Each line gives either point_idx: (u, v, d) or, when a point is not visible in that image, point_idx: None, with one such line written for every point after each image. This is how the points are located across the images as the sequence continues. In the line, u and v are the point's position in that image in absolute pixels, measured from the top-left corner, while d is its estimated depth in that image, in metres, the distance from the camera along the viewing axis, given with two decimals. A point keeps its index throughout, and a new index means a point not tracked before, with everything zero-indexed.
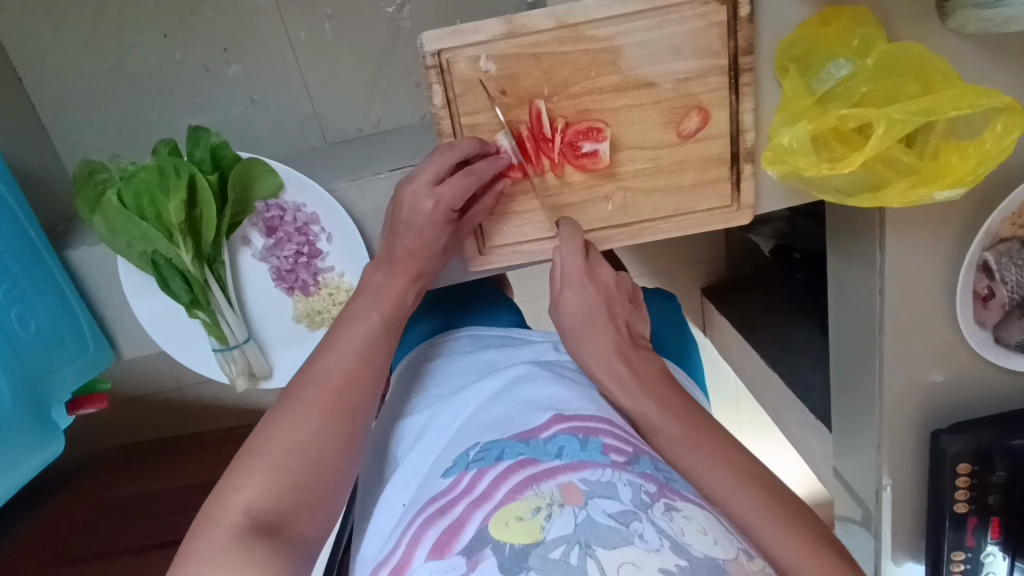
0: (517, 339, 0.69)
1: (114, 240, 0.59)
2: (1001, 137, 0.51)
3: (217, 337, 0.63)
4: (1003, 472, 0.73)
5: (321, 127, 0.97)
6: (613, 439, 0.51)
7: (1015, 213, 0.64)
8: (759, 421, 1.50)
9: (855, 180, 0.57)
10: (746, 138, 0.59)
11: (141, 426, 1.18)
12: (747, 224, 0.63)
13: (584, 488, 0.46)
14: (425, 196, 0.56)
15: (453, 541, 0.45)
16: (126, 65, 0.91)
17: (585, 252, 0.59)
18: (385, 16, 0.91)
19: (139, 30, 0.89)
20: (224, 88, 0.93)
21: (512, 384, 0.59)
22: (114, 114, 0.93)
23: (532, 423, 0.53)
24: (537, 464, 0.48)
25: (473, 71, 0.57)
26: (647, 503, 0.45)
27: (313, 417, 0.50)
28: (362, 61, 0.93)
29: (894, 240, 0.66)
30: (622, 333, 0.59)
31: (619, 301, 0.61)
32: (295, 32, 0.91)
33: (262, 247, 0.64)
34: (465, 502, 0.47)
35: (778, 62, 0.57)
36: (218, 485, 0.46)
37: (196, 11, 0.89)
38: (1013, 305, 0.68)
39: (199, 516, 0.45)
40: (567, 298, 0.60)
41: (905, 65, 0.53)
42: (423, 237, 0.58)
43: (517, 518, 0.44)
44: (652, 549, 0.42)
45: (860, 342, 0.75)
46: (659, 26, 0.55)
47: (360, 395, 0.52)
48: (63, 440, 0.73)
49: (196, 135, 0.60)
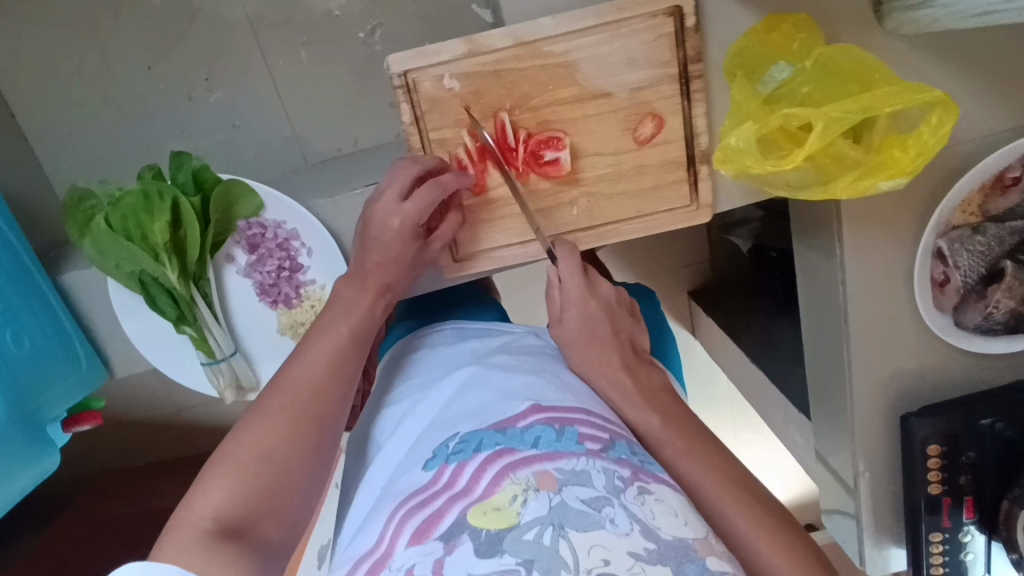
0: (497, 331, 0.71)
1: (104, 262, 0.62)
2: (937, 129, 0.55)
3: (205, 351, 0.66)
4: (971, 452, 0.75)
5: (302, 149, 1.00)
6: (589, 427, 0.54)
7: (965, 202, 0.67)
8: (752, 423, 1.47)
9: (805, 175, 0.61)
10: (700, 141, 0.63)
11: (136, 449, 1.20)
12: (708, 222, 0.67)
13: (559, 474, 0.48)
14: (391, 212, 0.60)
15: (432, 529, 0.47)
16: (113, 97, 0.94)
17: (584, 272, 0.64)
18: (357, 42, 0.95)
19: (123, 62, 0.93)
20: (207, 114, 0.97)
21: (490, 376, 0.60)
22: (103, 144, 0.97)
23: (508, 413, 0.55)
24: (513, 452, 0.50)
25: (438, 89, 0.60)
26: (620, 488, 0.47)
27: (280, 424, 0.51)
28: (339, 84, 0.97)
29: (851, 231, 0.69)
30: (625, 347, 0.64)
31: (618, 314, 0.66)
32: (273, 60, 0.95)
33: (245, 264, 0.67)
34: (445, 495, 0.49)
35: (726, 68, 0.60)
36: (186, 491, 0.48)
37: (177, 43, 0.93)
38: (968, 289, 0.70)
39: (167, 523, 0.46)
40: (568, 318, 0.65)
41: (845, 65, 0.56)
42: (391, 250, 0.61)
43: (494, 508, 0.46)
44: (622, 533, 0.43)
45: (830, 333, 0.77)
46: (611, 40, 0.59)
47: (329, 405, 0.53)
48: (58, 457, 0.75)
49: (179, 160, 0.63)
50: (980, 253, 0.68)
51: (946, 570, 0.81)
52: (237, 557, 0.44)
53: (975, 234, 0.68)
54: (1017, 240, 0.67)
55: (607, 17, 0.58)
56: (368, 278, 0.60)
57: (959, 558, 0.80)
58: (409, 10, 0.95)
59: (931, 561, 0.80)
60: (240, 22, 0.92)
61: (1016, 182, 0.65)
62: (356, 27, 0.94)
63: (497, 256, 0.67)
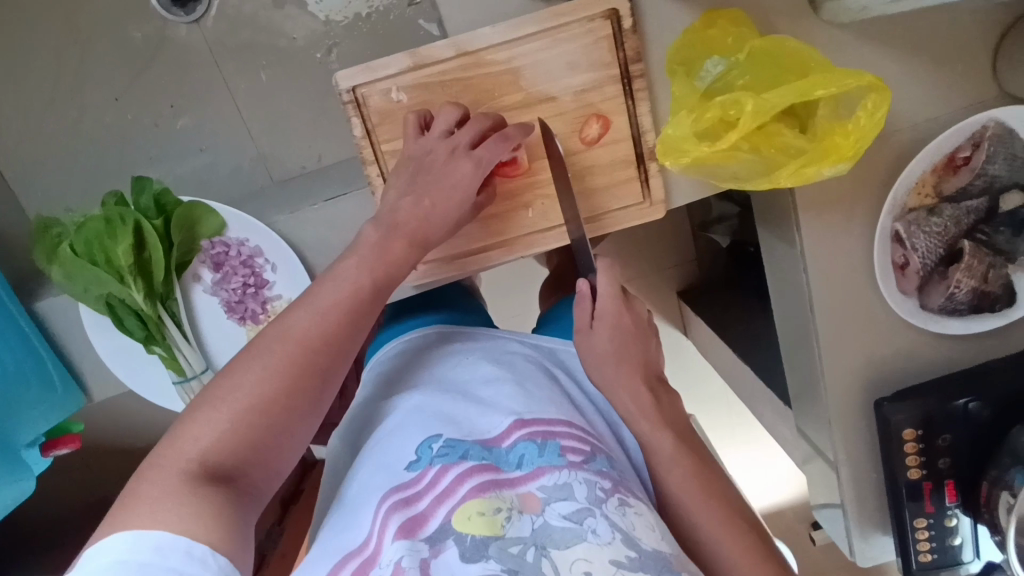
0: (481, 334, 0.71)
1: (73, 286, 0.63)
2: (872, 113, 0.56)
3: (175, 369, 0.68)
4: (948, 435, 0.75)
5: (268, 168, 1.01)
6: (572, 439, 0.55)
7: (919, 184, 0.67)
8: (740, 422, 1.39)
9: (751, 166, 0.61)
10: (648, 139, 0.64)
11: (113, 485, 1.15)
12: (663, 217, 0.68)
13: (542, 493, 0.51)
14: (464, 159, 0.58)
15: (419, 528, 0.49)
16: (81, 127, 0.98)
17: (625, 290, 0.63)
18: (317, 62, 0.98)
19: (92, 93, 0.97)
20: (174, 140, 1.00)
21: (476, 384, 0.61)
22: (75, 174, 0.99)
23: (493, 429, 0.56)
24: (498, 471, 0.52)
25: (386, 102, 0.62)
26: (602, 499, 0.51)
27: (278, 371, 0.48)
28: (302, 104, 1.00)
29: (807, 218, 0.70)
30: (649, 371, 0.63)
31: (647, 338, 0.64)
32: (236, 85, 0.99)
33: (212, 282, 0.69)
34: (428, 497, 0.51)
35: (668, 66, 0.62)
36: (172, 427, 0.47)
37: (143, 74, 0.97)
38: (929, 270, 0.70)
39: (149, 457, 0.45)
40: (598, 335, 0.62)
41: (780, 56, 0.58)
42: (449, 201, 0.58)
43: (479, 513, 0.48)
44: (604, 542, 0.48)
45: (800, 322, 0.77)
46: (552, 45, 0.60)
47: (334, 358, 0.51)
48: (34, 481, 0.74)
49: (140, 185, 0.66)
50: (936, 235, 0.68)
51: (935, 557, 0.79)
52: (222, 506, 0.44)
53: (932, 216, 0.68)
54: (975, 220, 0.68)
55: (545, 24, 0.59)
56: (400, 228, 0.57)
57: (945, 544, 0.79)
58: (360, 28, 0.97)
59: (919, 549, 0.79)
60: (198, 47, 0.97)
61: (968, 162, 0.66)
62: (311, 48, 0.98)
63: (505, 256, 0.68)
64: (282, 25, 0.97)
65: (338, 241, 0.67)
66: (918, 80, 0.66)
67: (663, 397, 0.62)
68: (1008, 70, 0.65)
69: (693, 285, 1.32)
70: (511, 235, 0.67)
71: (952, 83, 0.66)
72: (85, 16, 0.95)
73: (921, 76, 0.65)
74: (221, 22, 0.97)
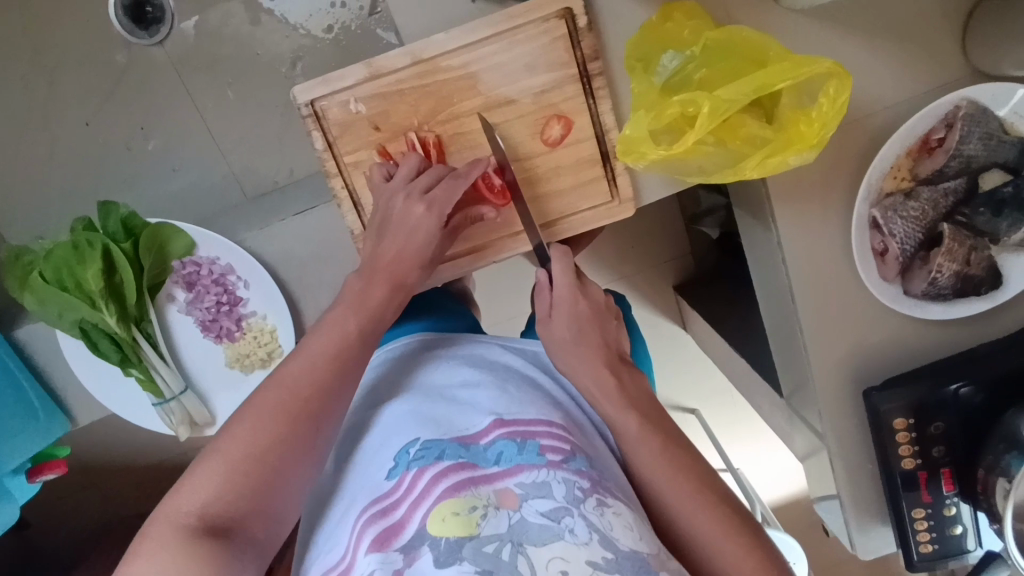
0: (461, 336, 0.69)
1: (47, 313, 0.64)
2: (834, 100, 0.55)
3: (153, 392, 0.68)
4: (940, 422, 0.72)
5: (240, 185, 1.06)
6: (552, 439, 0.53)
7: (893, 168, 0.66)
8: (734, 414, 1.36)
9: (717, 159, 0.60)
10: (611, 137, 0.63)
11: (110, 499, 1.18)
12: (633, 215, 0.67)
13: (519, 490, 0.49)
14: (416, 201, 0.59)
15: (394, 537, 0.47)
16: (57, 153, 1.03)
17: (576, 273, 0.63)
18: (282, 77, 1.02)
19: (66, 119, 1.02)
20: (147, 162, 1.04)
21: (456, 385, 0.60)
22: (56, 201, 1.04)
23: (471, 427, 0.54)
24: (475, 468, 0.50)
25: (345, 114, 0.61)
26: (580, 498, 0.48)
27: (277, 421, 0.49)
28: (269, 117, 1.04)
29: (781, 206, 0.69)
30: (610, 350, 0.62)
31: (605, 319, 0.64)
32: (203, 104, 1.03)
33: (185, 301, 0.69)
34: (405, 503, 0.49)
35: (626, 62, 0.62)
36: (174, 484, 0.47)
37: (112, 99, 1.02)
38: (909, 256, 0.68)
39: (152, 515, 0.46)
40: (556, 317, 0.62)
41: (736, 47, 0.58)
42: (413, 241, 0.59)
43: (453, 513, 0.47)
44: (581, 543, 0.45)
45: (783, 313, 0.76)
46: (508, 48, 0.60)
47: (324, 401, 0.51)
48: (16, 511, 0.72)
49: (106, 209, 0.66)
50: (914, 219, 0.67)
51: (935, 548, 0.77)
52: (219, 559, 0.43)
53: (908, 200, 0.66)
54: (953, 201, 0.66)
55: (499, 26, 0.59)
56: (379, 274, 0.58)
57: (946, 534, 0.77)
58: (323, 42, 1.01)
59: (919, 540, 0.77)
60: (164, 66, 1.01)
61: (942, 143, 0.64)
62: (276, 62, 1.02)
63: (483, 263, 0.67)
64: (250, 41, 1.01)
65: (309, 254, 0.68)
66: (879, 63, 0.65)
67: (639, 396, 0.61)
68: (975, 48, 0.63)
69: (688, 277, 1.28)
70: (482, 243, 0.67)
71: (914, 62, 0.65)
72: (52, 45, 0.99)
73: (881, 59, 0.65)
74: (187, 43, 1.01)
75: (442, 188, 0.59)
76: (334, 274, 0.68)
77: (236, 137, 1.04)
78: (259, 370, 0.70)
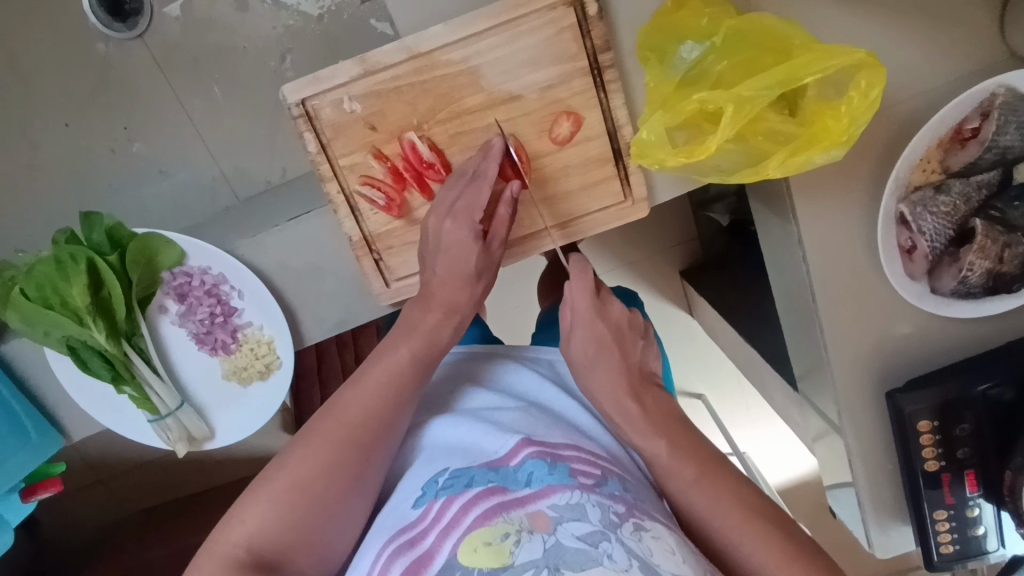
0: (479, 354, 0.68)
1: (32, 331, 0.61)
2: (866, 93, 0.51)
3: (149, 409, 0.66)
4: (967, 424, 0.70)
5: (231, 184, 1.02)
6: (582, 462, 0.52)
7: (923, 160, 0.62)
8: (745, 401, 1.33)
9: (737, 157, 0.57)
10: (623, 133, 0.60)
11: (123, 501, 1.16)
12: (647, 216, 0.64)
13: (553, 513, 0.46)
14: (444, 216, 0.57)
15: (424, 566, 0.45)
16: (37, 158, 0.99)
17: (595, 290, 0.60)
18: (270, 70, 0.98)
19: (44, 122, 0.98)
20: (132, 164, 1.01)
21: (478, 408, 0.59)
22: (38, 207, 1.00)
23: (500, 448, 0.52)
24: (506, 492, 0.48)
25: (339, 114, 0.57)
26: (616, 522, 0.46)
27: (322, 451, 0.50)
28: (258, 113, 0.99)
29: (802, 201, 0.65)
30: (633, 372, 0.59)
31: (630, 337, 0.61)
32: (189, 102, 0.99)
33: (178, 313, 0.66)
34: (433, 532, 0.47)
35: (639, 52, 0.58)
36: (226, 511, 0.49)
37: (91, 99, 0.98)
38: (938, 253, 0.65)
39: (206, 543, 0.48)
40: (576, 339, 0.60)
41: (761, 35, 0.54)
42: (451, 257, 0.57)
43: (485, 543, 0.44)
44: (620, 569, 0.42)
45: (803, 312, 0.73)
46: (511, 40, 0.55)
47: (374, 433, 0.52)
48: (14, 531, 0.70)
49: (89, 220, 0.62)
50: (944, 215, 0.63)
51: (956, 548, 0.74)
52: None
53: (939, 194, 0.63)
54: (987, 195, 0.62)
55: (500, 17, 0.54)
56: (434, 298, 0.57)
57: (969, 536, 0.74)
58: (312, 30, 0.96)
59: (940, 541, 0.74)
60: (145, 62, 0.97)
61: (977, 134, 0.60)
62: (265, 55, 0.97)
63: (521, 255, 0.64)
64: (236, 33, 0.96)
65: (307, 262, 0.64)
66: (907, 47, 0.61)
67: (652, 402, 0.58)
68: None
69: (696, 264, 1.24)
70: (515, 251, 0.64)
71: (946, 47, 0.61)
72: (25, 42, 0.95)
73: (911, 43, 0.61)
74: (166, 33, 0.96)
75: (466, 199, 0.57)
76: (333, 282, 0.65)
77: (224, 134, 1.00)
78: (258, 382, 0.68)
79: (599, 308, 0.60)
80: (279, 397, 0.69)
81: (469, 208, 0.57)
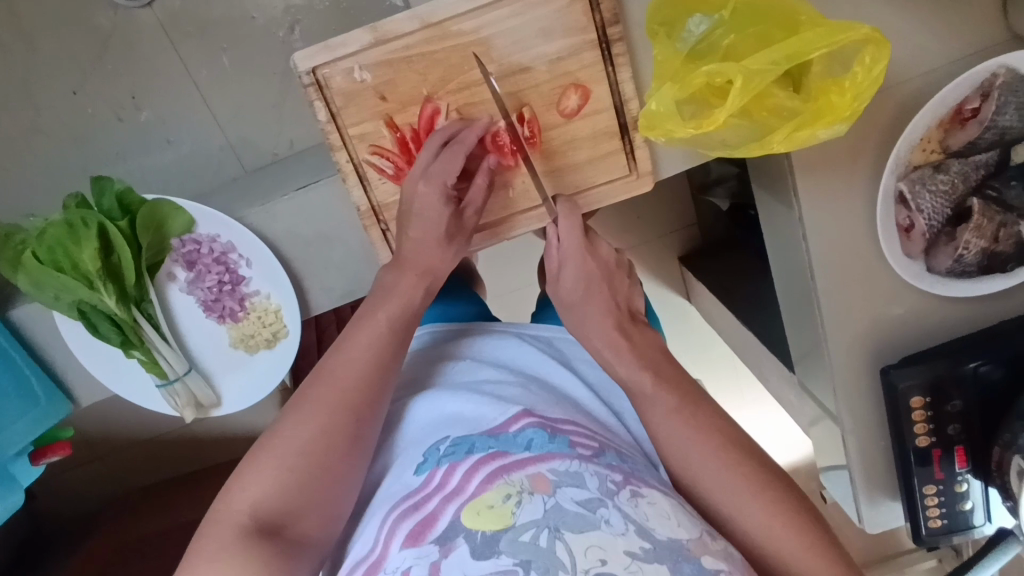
0: (476, 329, 0.69)
1: (41, 294, 0.62)
2: (870, 69, 0.53)
3: (157, 373, 0.67)
4: (957, 401, 0.71)
5: (238, 156, 1.02)
6: (580, 435, 0.53)
7: (923, 139, 0.63)
8: (742, 389, 1.34)
9: (742, 132, 0.58)
10: (630, 108, 0.61)
11: (123, 473, 1.17)
12: (652, 189, 0.65)
13: (553, 476, 0.47)
14: (418, 180, 0.59)
15: (427, 530, 0.46)
16: (41, 125, 0.99)
17: (585, 232, 0.60)
18: (279, 42, 0.98)
19: (51, 88, 0.98)
20: (139, 133, 1.01)
21: (478, 381, 0.60)
22: (42, 174, 1.00)
23: (500, 416, 0.53)
24: (506, 455, 0.49)
25: (348, 83, 0.58)
26: (614, 491, 0.47)
27: (318, 416, 0.52)
28: (266, 85, 0.99)
29: (803, 178, 0.66)
30: (620, 308, 0.61)
31: (616, 276, 0.62)
32: (197, 71, 0.99)
33: (186, 281, 0.67)
34: (437, 497, 0.48)
35: (648, 27, 0.58)
36: (227, 482, 0.50)
37: (99, 67, 0.98)
38: (934, 232, 0.66)
39: (209, 514, 0.49)
40: (565, 275, 0.61)
41: (766, 11, 0.55)
42: (427, 222, 0.59)
43: (487, 506, 0.45)
44: (617, 533, 0.43)
45: (801, 290, 0.74)
46: (522, 11, 0.56)
47: (364, 394, 0.53)
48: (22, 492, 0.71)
49: (99, 185, 0.63)
50: (943, 194, 0.64)
51: (944, 522, 0.76)
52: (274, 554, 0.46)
53: (937, 173, 0.64)
54: (984, 175, 0.64)
55: None
56: (407, 263, 0.59)
57: (957, 510, 0.76)
58: (321, 3, 0.97)
59: (928, 515, 0.76)
60: (153, 31, 0.97)
61: (976, 114, 0.61)
62: (273, 25, 0.97)
63: (518, 230, 0.65)
64: (244, 3, 0.96)
65: (315, 231, 0.65)
66: (912, 29, 0.62)
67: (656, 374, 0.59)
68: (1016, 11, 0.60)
69: (695, 246, 1.25)
70: (515, 221, 0.64)
71: (950, 29, 0.62)
72: (30, 7, 0.94)
73: (915, 23, 0.62)
74: (174, 4, 0.96)
75: (438, 166, 0.58)
76: (340, 251, 0.66)
77: (231, 105, 1.00)
78: (265, 350, 0.70)
79: (587, 247, 0.62)
80: (286, 364, 0.70)
81: (442, 174, 0.58)
